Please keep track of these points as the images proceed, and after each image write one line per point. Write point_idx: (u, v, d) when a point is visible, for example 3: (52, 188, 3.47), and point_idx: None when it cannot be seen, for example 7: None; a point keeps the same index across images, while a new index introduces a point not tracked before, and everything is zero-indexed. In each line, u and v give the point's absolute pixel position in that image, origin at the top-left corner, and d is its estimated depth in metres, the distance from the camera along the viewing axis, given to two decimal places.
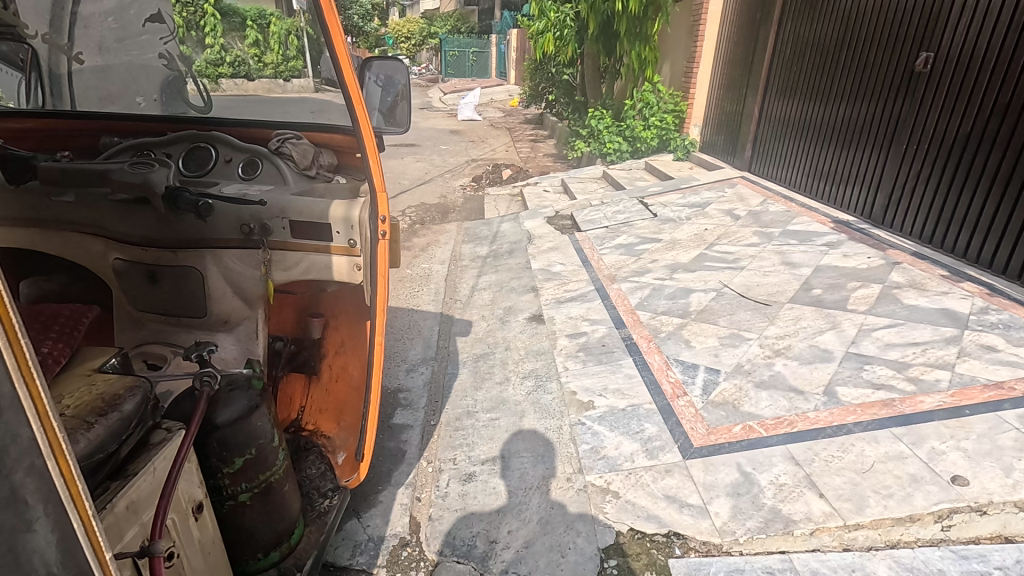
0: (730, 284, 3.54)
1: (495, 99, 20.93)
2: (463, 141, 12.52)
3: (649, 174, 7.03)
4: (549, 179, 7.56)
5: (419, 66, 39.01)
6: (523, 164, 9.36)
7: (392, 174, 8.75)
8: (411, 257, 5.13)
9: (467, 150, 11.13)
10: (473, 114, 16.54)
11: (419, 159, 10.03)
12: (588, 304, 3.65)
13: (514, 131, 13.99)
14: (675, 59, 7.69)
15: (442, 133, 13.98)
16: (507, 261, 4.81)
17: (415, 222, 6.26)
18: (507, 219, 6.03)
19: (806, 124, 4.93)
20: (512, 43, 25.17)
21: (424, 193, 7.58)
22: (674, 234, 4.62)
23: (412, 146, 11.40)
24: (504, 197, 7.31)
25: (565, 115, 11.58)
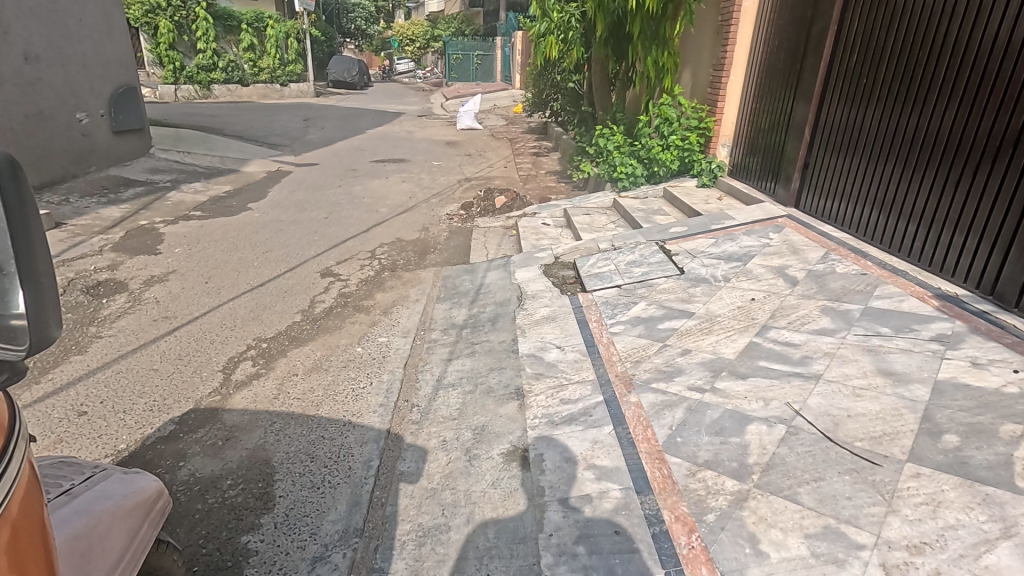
0: (807, 411, 2.38)
1: (499, 105, 19.88)
2: (459, 155, 11.41)
3: (670, 204, 5.87)
4: (550, 209, 6.41)
5: (423, 70, 37.95)
6: (522, 185, 8.22)
7: (372, 198, 7.64)
8: (367, 325, 4.02)
9: (461, 167, 10.02)
10: (474, 123, 15.46)
11: (406, 178, 8.92)
12: (593, 433, 2.51)
13: (517, 143, 12.88)
14: (699, 66, 6.50)
15: (438, 144, 12.86)
16: (489, 336, 3.69)
17: (384, 267, 5.15)
18: (495, 266, 4.90)
19: (882, 153, 3.81)
20: (518, 46, 24.09)
21: (403, 224, 6.47)
22: (710, 304, 3.46)
23: (401, 161, 10.29)
24: (496, 231, 6.19)
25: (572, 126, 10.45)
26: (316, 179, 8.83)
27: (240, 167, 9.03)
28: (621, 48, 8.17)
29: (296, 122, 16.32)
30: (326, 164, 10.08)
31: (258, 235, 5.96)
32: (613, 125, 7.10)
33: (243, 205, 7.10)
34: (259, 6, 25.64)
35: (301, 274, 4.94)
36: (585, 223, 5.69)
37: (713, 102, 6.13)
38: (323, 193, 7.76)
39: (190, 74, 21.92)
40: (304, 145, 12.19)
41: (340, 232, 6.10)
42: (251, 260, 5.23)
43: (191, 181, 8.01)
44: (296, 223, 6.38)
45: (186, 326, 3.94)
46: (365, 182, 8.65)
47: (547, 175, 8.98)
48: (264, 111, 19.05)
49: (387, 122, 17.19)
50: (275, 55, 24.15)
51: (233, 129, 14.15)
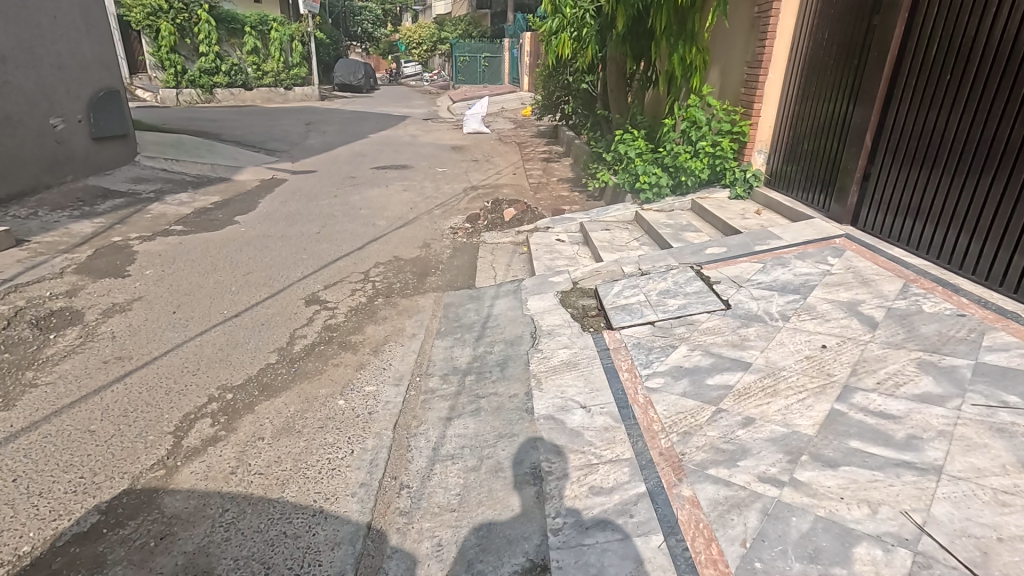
0: (935, 528, 1.73)
1: (506, 108, 19.30)
2: (465, 160, 10.81)
3: (700, 219, 5.23)
4: (564, 223, 5.77)
5: (430, 73, 37.43)
6: (532, 196, 7.59)
7: (371, 209, 7.04)
8: (354, 369, 3.41)
9: (468, 174, 9.40)
10: (480, 127, 14.87)
11: (408, 187, 8.31)
12: (638, 548, 1.87)
13: (525, 148, 12.27)
14: (731, 62, 5.82)
15: (443, 150, 12.26)
16: (497, 387, 3.06)
17: (378, 293, 4.53)
18: (505, 293, 4.29)
19: (979, 165, 3.16)
20: (526, 47, 23.55)
21: (403, 240, 5.85)
22: (769, 351, 2.82)
23: (404, 168, 9.69)
24: (506, 248, 5.56)
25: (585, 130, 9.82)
26: (312, 188, 8.25)
27: (231, 176, 8.48)
28: (642, 46, 7.51)
29: (297, 126, 15.80)
30: (324, 171, 9.51)
31: (241, 253, 5.38)
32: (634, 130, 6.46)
33: (230, 218, 6.52)
34: (263, 9, 25.22)
35: (283, 301, 4.34)
36: (606, 240, 5.05)
37: (748, 102, 5.44)
38: (318, 204, 7.18)
39: (192, 77, 21.50)
40: (304, 151, 11.63)
41: (332, 249, 5.50)
42: (229, 283, 4.64)
43: (176, 190, 7.44)
44: (285, 239, 5.80)
45: (140, 370, 3.34)
46: (364, 191, 8.05)
47: (560, 184, 8.35)
48: (266, 115, 18.54)
49: (391, 126, 16.61)
50: (279, 58, 23.70)
51: (231, 134, 13.63)
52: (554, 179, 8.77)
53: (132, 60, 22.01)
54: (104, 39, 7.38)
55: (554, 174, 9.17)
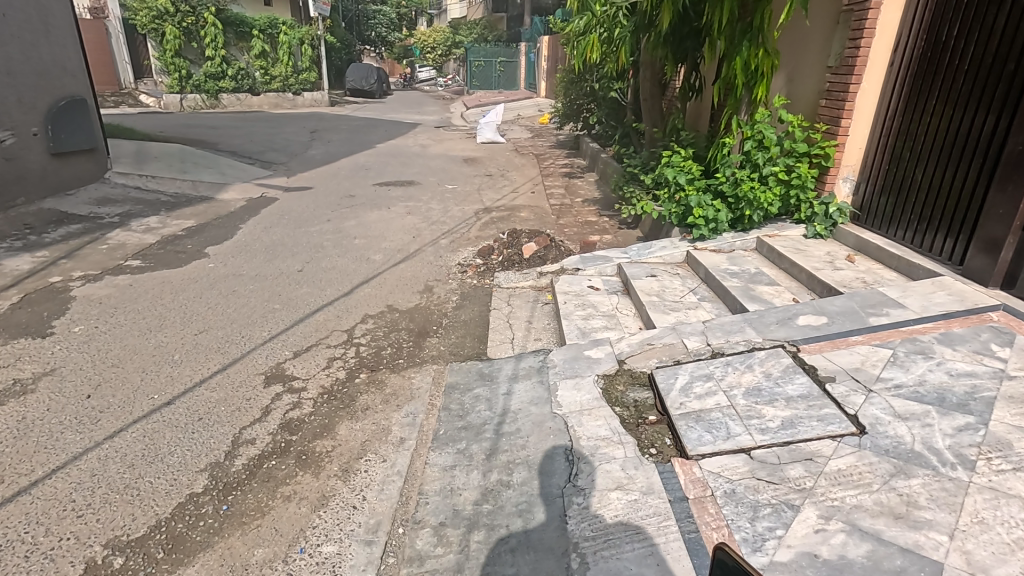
0: None
1: (523, 115, 18.30)
2: (478, 175, 9.80)
3: (773, 266, 4.14)
4: (598, 264, 4.70)
5: (444, 78, 36.60)
6: (554, 224, 6.52)
7: (367, 238, 6.02)
8: (312, 508, 2.38)
9: (481, 192, 8.37)
10: (495, 136, 13.89)
11: (412, 209, 7.29)
12: None
13: (544, 160, 11.23)
14: (805, 67, 4.70)
15: (454, 162, 11.25)
16: (519, 565, 2.00)
17: (362, 366, 3.50)
18: (527, 375, 3.23)
19: None
20: (544, 50, 22.59)
21: (400, 283, 4.82)
22: (965, 541, 1.72)
23: (409, 185, 8.69)
24: (526, 297, 4.50)
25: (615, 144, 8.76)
26: (304, 209, 7.27)
27: (214, 194, 7.54)
28: (685, 48, 6.41)
29: (301, 134, 14.94)
30: (321, 189, 8.54)
31: (200, 300, 4.38)
32: (680, 149, 5.39)
33: (199, 249, 5.55)
34: (273, 12, 24.62)
35: (236, 379, 3.32)
36: (654, 294, 3.97)
37: (832, 117, 4.33)
38: (306, 231, 6.19)
39: (197, 82, 20.85)
40: (303, 163, 10.70)
41: (312, 295, 4.49)
42: (174, 348, 3.64)
43: (146, 213, 6.50)
44: (259, 280, 4.80)
45: (5, 507, 2.33)
46: (360, 213, 7.04)
47: (585, 208, 7.27)
48: (271, 122, 17.73)
49: (400, 134, 15.68)
50: (288, 62, 22.99)
51: (228, 143, 12.78)
52: (578, 200, 7.70)
53: (137, 64, 21.44)
54: (66, 40, 6.50)
55: (578, 193, 8.09)
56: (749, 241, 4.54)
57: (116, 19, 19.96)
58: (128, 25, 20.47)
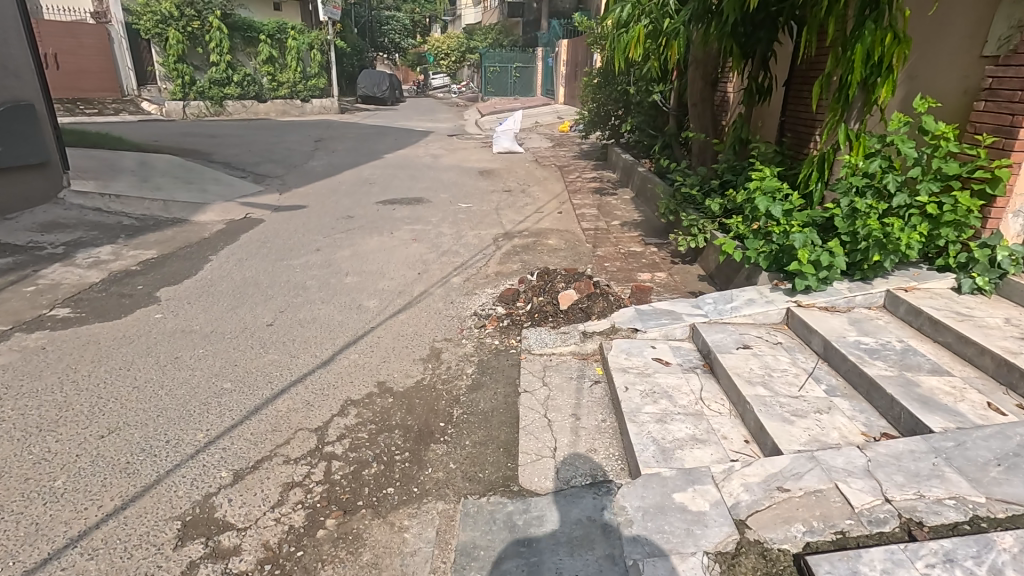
0: None
1: (541, 122, 17.19)
2: (495, 191, 8.66)
3: (923, 339, 2.92)
4: (663, 325, 3.48)
5: (458, 85, 35.75)
6: (591, 258, 5.34)
7: (363, 275, 4.88)
8: None
9: (499, 211, 7.21)
10: (512, 145, 12.77)
11: (419, 234, 6.14)
12: None
13: (569, 173, 10.07)
14: (943, 58, 3.48)
15: (469, 175, 10.11)
16: None
17: (330, 503, 2.34)
18: (586, 543, 2.03)
19: None
20: (563, 54, 21.53)
21: (399, 345, 3.66)
22: None
23: (418, 204, 7.56)
24: (567, 372, 3.31)
25: (659, 155, 7.57)
26: (292, 234, 6.17)
27: (189, 216, 6.46)
28: (755, 38, 5.19)
29: (305, 143, 13.94)
30: (316, 207, 7.44)
31: (127, 374, 3.25)
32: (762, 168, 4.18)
33: (151, 291, 4.45)
34: (282, 17, 23.89)
35: (133, 533, 2.16)
36: (758, 382, 2.74)
37: (998, 126, 3.10)
38: (288, 265, 5.08)
39: (201, 88, 20.05)
40: (301, 176, 9.65)
41: (278, 367, 3.35)
42: (59, 464, 2.50)
43: (99, 241, 5.42)
44: (213, 340, 3.67)
45: None
46: (356, 239, 5.92)
47: (625, 235, 6.08)
48: (275, 130, 16.80)
49: (411, 143, 14.65)
50: (296, 68, 22.11)
51: (224, 154, 11.79)
52: (615, 224, 6.51)
53: (141, 70, 20.73)
54: (7, 35, 5.48)
55: (615, 215, 6.89)
56: (875, 297, 3.30)
57: (119, 23, 19.28)
58: (132, 29, 19.77)
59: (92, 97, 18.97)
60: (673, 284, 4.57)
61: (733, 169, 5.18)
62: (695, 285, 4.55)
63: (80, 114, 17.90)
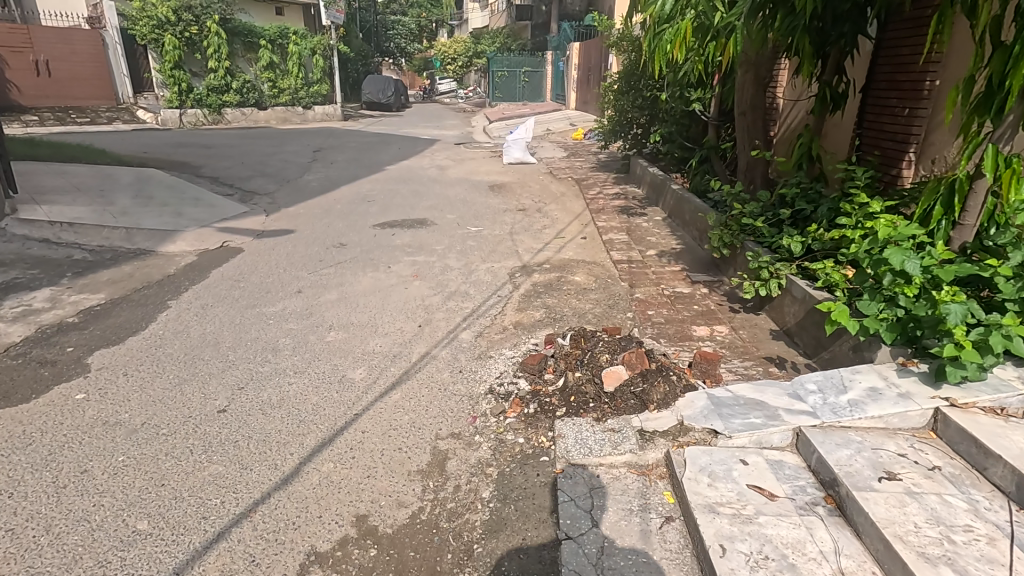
0: None
1: (553, 130, 16.27)
2: (508, 210, 7.73)
3: None
4: (755, 426, 2.50)
5: (465, 90, 34.99)
6: (629, 304, 4.39)
7: (351, 329, 3.95)
8: None
9: (514, 237, 6.28)
10: (524, 155, 11.85)
11: (422, 269, 5.22)
12: None
13: (588, 188, 9.13)
14: None
15: (478, 190, 9.19)
16: None
17: None
18: None
19: None
20: (574, 58, 20.64)
21: (390, 448, 2.72)
22: None
23: (420, 228, 6.64)
24: (624, 500, 2.34)
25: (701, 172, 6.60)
26: (272, 267, 5.26)
27: (155, 246, 5.57)
28: (838, 31, 4.13)
29: (302, 154, 13.08)
30: (306, 232, 6.54)
31: (3, 504, 2.31)
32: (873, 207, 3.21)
33: (81, 356, 3.53)
34: (285, 22, 23.16)
35: None
36: (940, 559, 1.76)
37: None
38: (260, 315, 4.15)
39: (198, 96, 19.28)
40: (293, 193, 8.77)
41: (219, 490, 2.41)
42: None
43: (37, 282, 4.52)
44: (140, 438, 2.74)
45: None
46: (347, 276, 5.00)
47: (665, 270, 5.13)
48: (273, 139, 15.98)
49: (416, 153, 13.77)
50: (298, 74, 21.33)
51: (213, 167, 10.93)
52: (651, 254, 5.56)
53: (137, 77, 19.97)
54: None
55: (648, 242, 5.94)
56: None
57: (114, 29, 18.55)
58: (127, 34, 19.04)
59: (85, 105, 18.24)
60: (741, 346, 3.61)
61: (806, 195, 4.21)
62: (769, 346, 3.58)
63: (72, 123, 17.14)
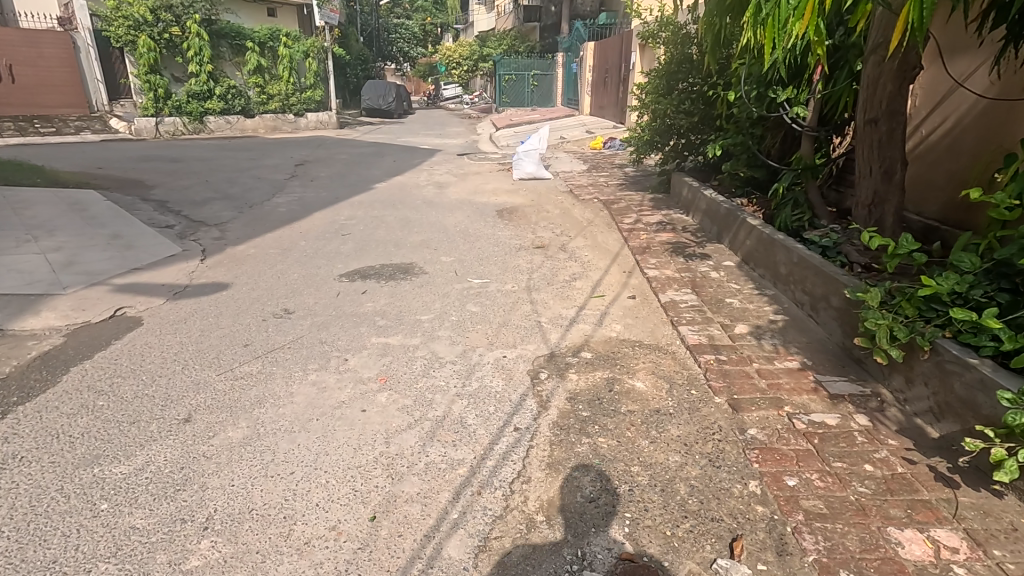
0: None
1: (568, 138, 14.47)
2: (523, 247, 5.91)
3: None
4: None
5: (470, 97, 33.38)
6: (743, 456, 2.52)
7: (242, 532, 2.12)
8: None
9: (533, 298, 4.44)
10: (538, 169, 10.05)
11: (396, 366, 3.39)
12: None
13: (621, 213, 7.29)
14: None
15: (484, 217, 7.36)
16: None
17: None
18: None
19: None
20: (589, 60, 18.86)
21: None
22: None
23: (403, 283, 4.82)
24: None
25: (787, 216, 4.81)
26: (168, 361, 3.45)
27: (7, 322, 3.79)
28: None
29: (281, 169, 11.32)
30: (245, 288, 4.73)
31: None
32: None
33: None
34: (276, 23, 21.58)
35: None
36: None
37: None
38: (93, 489, 2.34)
39: (177, 103, 17.63)
40: (251, 223, 6.99)
41: None
42: None
43: None
44: None
45: None
46: (274, 384, 3.17)
47: (775, 368, 3.26)
48: (255, 150, 14.28)
49: (413, 167, 12.01)
50: (288, 79, 19.67)
51: (169, 187, 9.19)
52: (743, 334, 3.69)
53: (112, 83, 18.38)
54: None
55: (731, 311, 4.07)
56: None
57: (87, 31, 16.94)
58: (101, 36, 17.41)
59: (53, 113, 16.65)
60: None
61: None
62: None
63: (35, 134, 15.50)
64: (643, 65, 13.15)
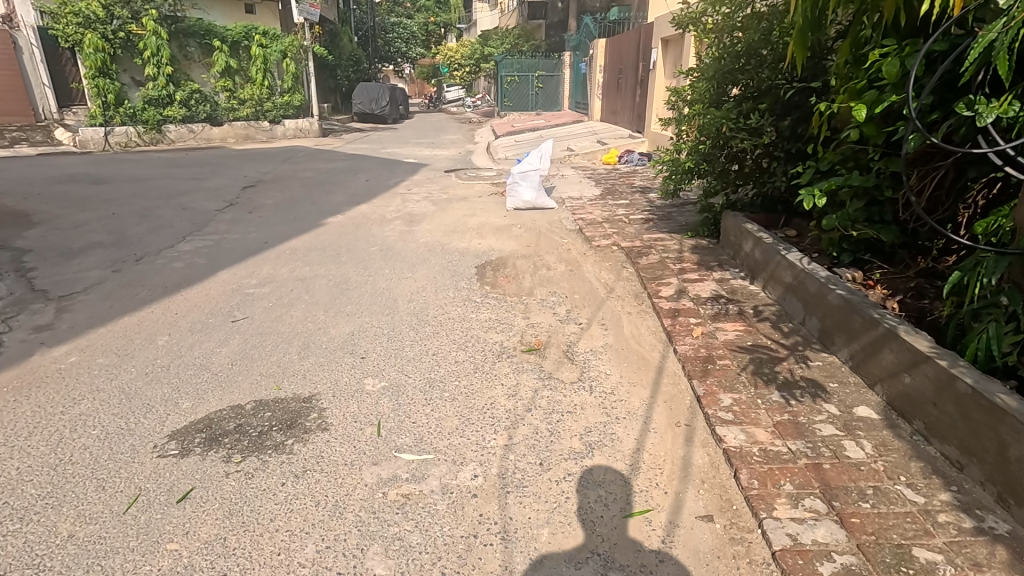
0: None
1: (575, 150, 12.25)
2: (505, 351, 3.69)
3: None
4: None
5: (470, 101, 31.28)
6: None
7: None
8: None
9: (509, 525, 2.23)
10: (541, 198, 7.85)
11: None
12: None
13: (655, 275, 5.04)
14: None
15: (456, 279, 5.15)
16: None
17: None
18: None
19: None
20: (599, 59, 16.63)
21: None
22: None
23: (275, 464, 2.61)
24: None
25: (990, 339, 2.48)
26: None
27: None
28: None
29: (221, 193, 9.15)
30: None
31: None
32: None
33: None
34: (255, 21, 19.51)
35: None
36: None
37: None
38: None
39: (131, 110, 15.59)
40: (115, 294, 4.81)
41: None
42: None
43: None
44: None
45: None
46: None
47: None
48: (208, 166, 12.18)
49: (386, 189, 9.83)
50: (262, 82, 17.56)
51: (55, 224, 7.08)
52: None
53: (63, 87, 16.37)
54: None
55: None
56: None
57: (30, 28, 14.83)
58: (48, 35, 15.35)
59: None
60: None
61: None
62: None
63: None
64: (667, 61, 10.91)
